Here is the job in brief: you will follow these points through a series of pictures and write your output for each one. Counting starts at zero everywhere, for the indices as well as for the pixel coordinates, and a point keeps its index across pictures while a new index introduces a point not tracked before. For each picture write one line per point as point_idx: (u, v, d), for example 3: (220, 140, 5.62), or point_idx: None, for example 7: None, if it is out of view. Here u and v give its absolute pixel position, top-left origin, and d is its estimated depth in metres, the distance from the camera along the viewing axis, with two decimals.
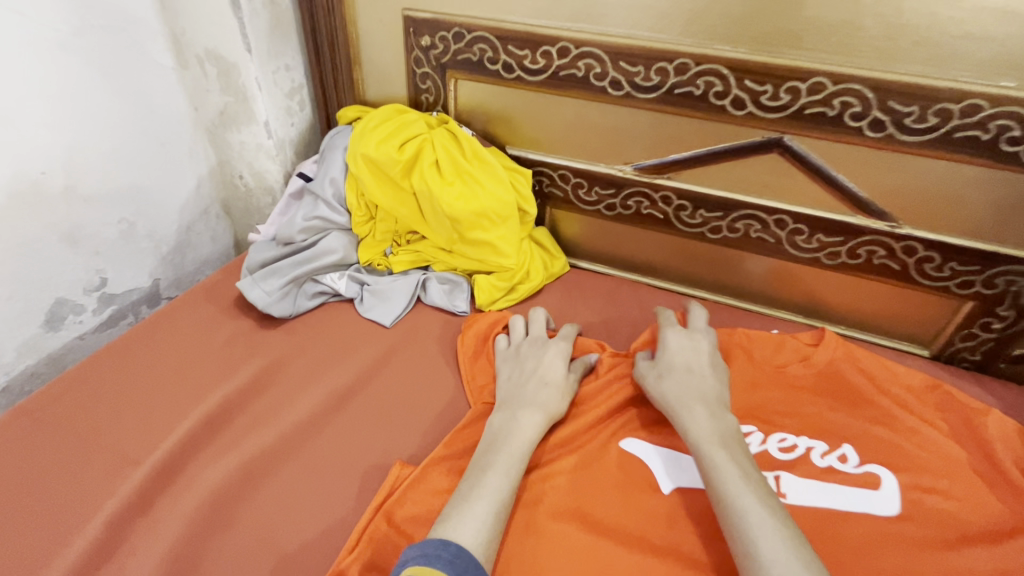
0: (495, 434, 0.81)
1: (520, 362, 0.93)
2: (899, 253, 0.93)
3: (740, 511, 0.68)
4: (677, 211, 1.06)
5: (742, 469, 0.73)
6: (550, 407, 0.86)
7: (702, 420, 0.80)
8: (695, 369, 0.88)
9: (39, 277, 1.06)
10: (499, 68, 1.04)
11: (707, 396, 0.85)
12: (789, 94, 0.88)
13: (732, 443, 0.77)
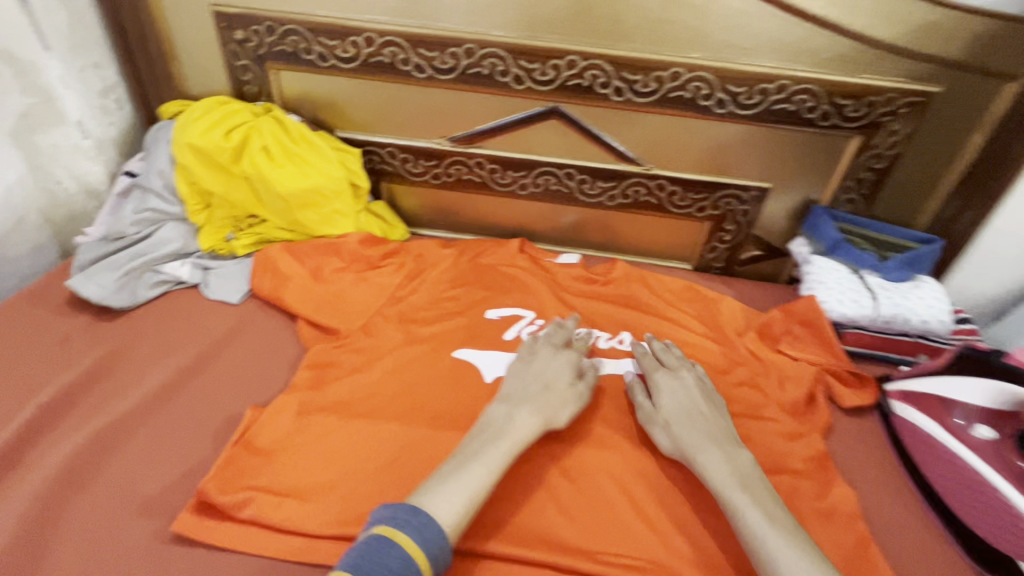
0: (485, 425, 0.63)
1: (535, 362, 0.72)
2: (655, 190, 0.97)
3: (755, 539, 0.54)
4: (491, 174, 0.99)
5: (765, 517, 0.55)
6: (549, 406, 0.66)
7: (717, 461, 0.61)
8: (698, 408, 0.68)
9: None
10: (313, 57, 0.91)
11: (705, 425, 0.66)
12: (553, 71, 0.86)
13: (754, 482, 0.59)
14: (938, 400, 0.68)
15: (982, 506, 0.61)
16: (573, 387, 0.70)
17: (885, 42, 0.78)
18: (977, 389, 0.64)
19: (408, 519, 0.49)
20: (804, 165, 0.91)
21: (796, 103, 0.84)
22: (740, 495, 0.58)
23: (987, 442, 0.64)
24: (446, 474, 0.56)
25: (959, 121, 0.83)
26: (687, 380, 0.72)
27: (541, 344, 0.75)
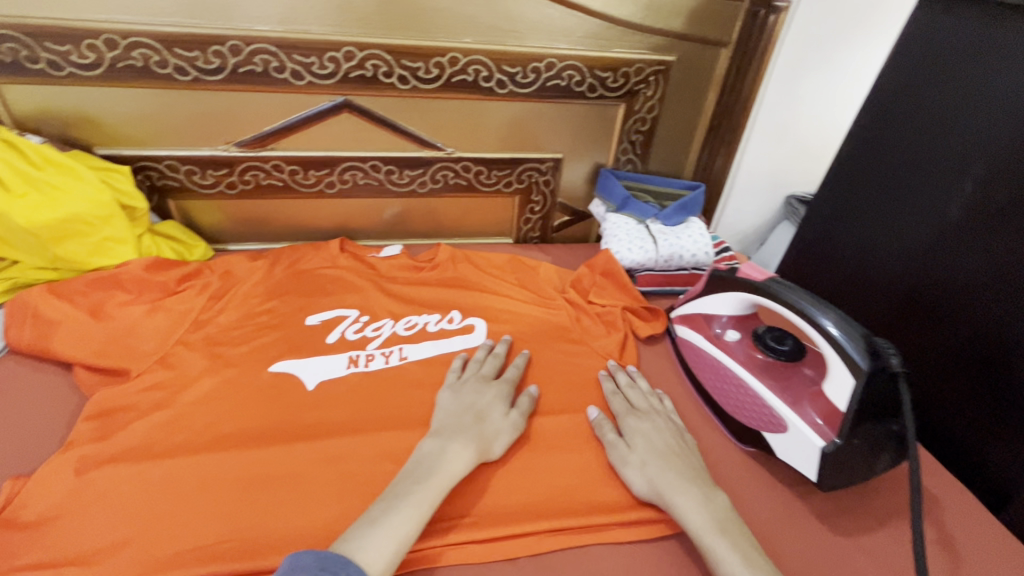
0: (415, 462, 0.59)
1: (462, 390, 0.69)
2: (463, 172, 1.01)
3: None
4: (293, 176, 0.95)
5: (753, 569, 0.51)
6: (484, 437, 0.63)
7: (696, 506, 0.57)
8: (674, 452, 0.64)
9: None
10: (41, 66, 0.78)
11: (682, 465, 0.62)
12: (332, 63, 0.85)
13: (732, 528, 0.55)
14: (700, 316, 0.80)
15: (729, 395, 0.71)
16: (507, 417, 0.67)
17: (625, 20, 0.89)
18: (715, 299, 0.76)
19: (341, 574, 0.44)
20: (586, 134, 1.02)
21: (565, 79, 0.94)
22: (720, 542, 0.54)
23: (732, 342, 0.74)
24: (387, 505, 0.53)
25: (693, 85, 1.00)
26: (658, 420, 0.69)
27: (468, 374, 0.73)
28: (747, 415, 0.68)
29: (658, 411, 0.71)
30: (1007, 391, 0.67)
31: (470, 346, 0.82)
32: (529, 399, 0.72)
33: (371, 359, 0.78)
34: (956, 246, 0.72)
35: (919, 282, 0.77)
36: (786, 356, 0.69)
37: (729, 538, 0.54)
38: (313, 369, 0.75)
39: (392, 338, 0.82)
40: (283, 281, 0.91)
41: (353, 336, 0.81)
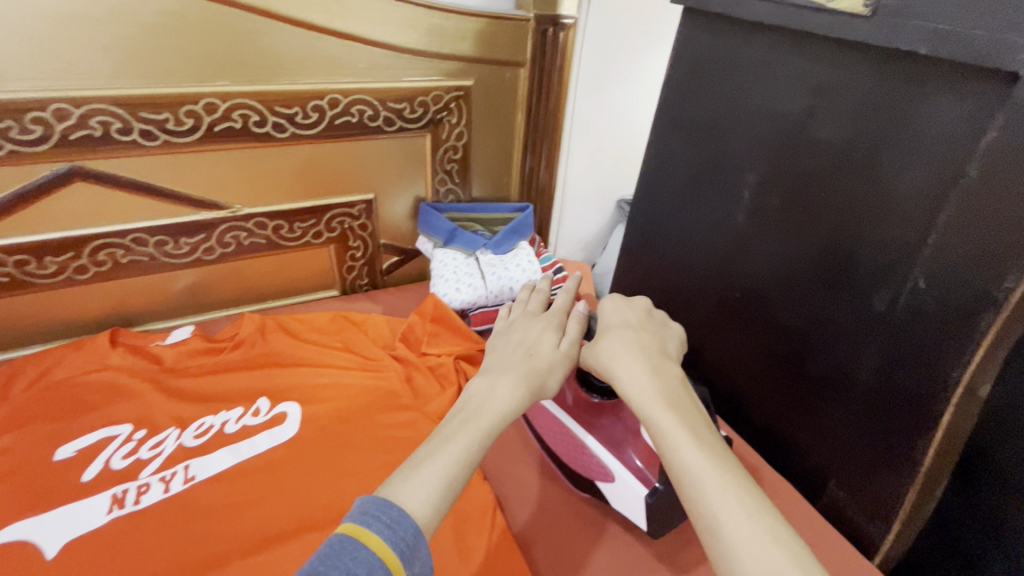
0: (466, 404, 0.52)
1: (511, 331, 0.61)
2: (258, 229, 0.88)
3: (697, 479, 0.45)
4: (22, 267, 0.75)
5: (695, 438, 0.47)
6: (536, 373, 0.55)
7: (641, 373, 0.53)
8: (635, 329, 0.59)
9: None
10: None
11: (637, 338, 0.58)
12: (40, 126, 0.68)
13: (681, 401, 0.51)
14: None
15: (564, 445, 0.67)
16: (558, 350, 0.58)
17: (407, 47, 0.82)
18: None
19: (377, 517, 0.40)
20: (396, 170, 0.94)
21: (356, 114, 0.84)
22: (667, 416, 0.49)
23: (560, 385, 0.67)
24: (430, 448, 0.47)
25: (499, 106, 0.96)
26: (642, 307, 0.63)
27: (517, 312, 0.65)
28: (583, 464, 0.65)
29: (645, 305, 0.64)
30: (793, 388, 0.71)
31: (278, 441, 0.70)
32: (581, 322, 0.62)
33: (144, 492, 0.63)
34: (741, 252, 0.75)
35: (718, 286, 0.80)
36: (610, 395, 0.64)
37: (676, 412, 0.50)
38: (58, 526, 0.59)
39: (177, 453, 0.68)
40: (24, 404, 0.72)
41: (121, 463, 0.66)
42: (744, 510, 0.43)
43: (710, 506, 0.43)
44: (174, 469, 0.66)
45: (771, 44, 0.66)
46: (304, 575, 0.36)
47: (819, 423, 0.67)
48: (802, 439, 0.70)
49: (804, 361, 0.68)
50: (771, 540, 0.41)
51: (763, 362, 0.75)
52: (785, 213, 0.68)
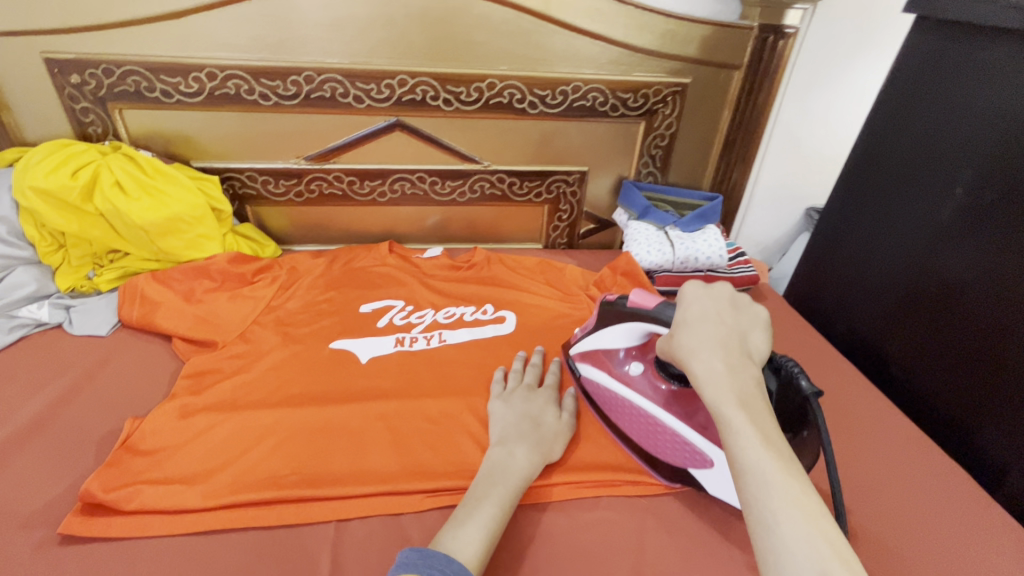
0: (489, 468, 0.63)
1: (515, 401, 0.73)
2: (498, 183, 1.13)
3: (757, 480, 0.44)
4: (350, 186, 1.10)
5: (762, 439, 0.46)
6: (544, 441, 0.68)
7: (718, 370, 0.50)
8: (711, 319, 0.55)
9: None
10: (156, 94, 0.96)
11: (722, 335, 0.54)
12: (388, 89, 0.99)
13: (754, 400, 0.49)
14: (599, 352, 0.75)
15: (650, 435, 0.69)
16: (560, 420, 0.72)
17: (643, 47, 1.00)
18: (607, 335, 0.71)
19: (441, 567, 0.48)
20: (610, 149, 1.12)
21: (591, 100, 1.05)
22: (739, 415, 0.47)
23: (636, 377, 0.70)
24: (468, 511, 0.57)
25: (709, 103, 1.09)
26: (715, 291, 0.58)
27: (515, 385, 0.77)
28: (672, 451, 0.67)
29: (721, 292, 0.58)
30: (982, 377, 0.74)
31: (500, 333, 0.92)
32: (574, 399, 0.76)
33: (414, 341, 0.89)
34: (938, 248, 0.79)
35: (911, 283, 0.84)
36: (687, 380, 0.66)
37: (749, 414, 0.47)
38: (365, 347, 0.87)
39: (433, 324, 0.94)
40: (340, 275, 1.04)
41: (400, 322, 0.94)
42: (800, 513, 0.41)
43: (766, 502, 0.42)
44: (432, 333, 0.92)
45: (1008, 48, 0.70)
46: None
47: (1013, 410, 0.70)
48: (991, 427, 0.74)
49: (1005, 352, 0.71)
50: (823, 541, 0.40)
51: (954, 356, 0.78)
52: (999, 209, 0.71)
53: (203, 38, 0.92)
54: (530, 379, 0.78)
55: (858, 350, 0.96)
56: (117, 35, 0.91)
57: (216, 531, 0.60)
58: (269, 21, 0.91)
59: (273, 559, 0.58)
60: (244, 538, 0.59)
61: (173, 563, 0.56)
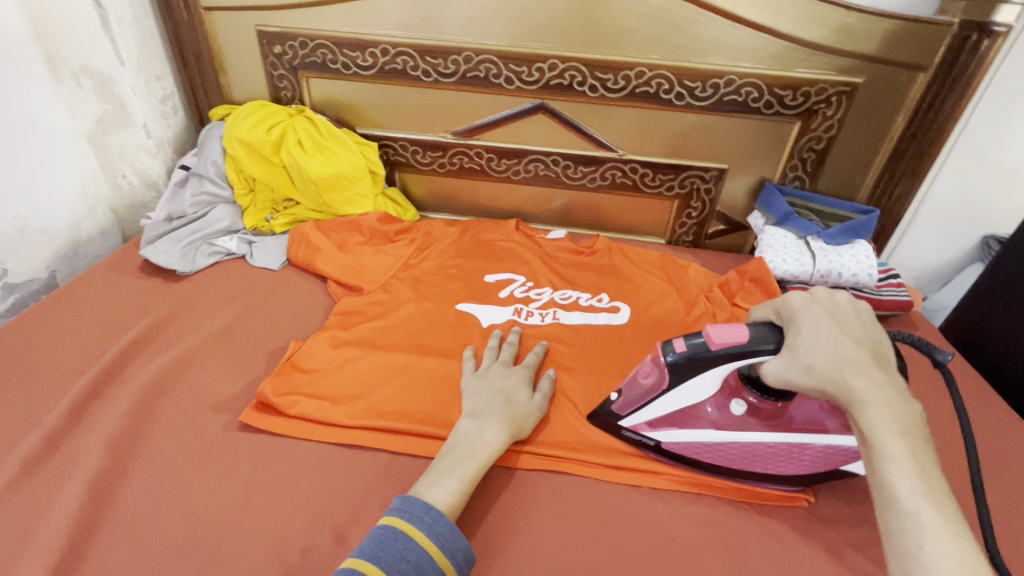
0: (456, 439, 0.65)
1: (489, 378, 0.74)
2: (630, 173, 1.12)
3: (913, 510, 0.44)
4: (488, 162, 1.16)
5: (920, 473, 0.46)
6: (514, 417, 0.69)
7: (880, 399, 0.49)
8: (848, 336, 0.54)
9: None
10: (338, 66, 1.09)
11: (873, 359, 0.53)
12: (538, 73, 1.03)
13: (912, 431, 0.48)
14: (682, 411, 0.68)
15: (777, 462, 0.66)
16: (532, 400, 0.73)
17: (812, 41, 0.94)
18: (693, 387, 0.65)
19: (421, 516, 0.55)
20: (755, 149, 1.07)
21: (743, 95, 1.00)
22: (898, 445, 0.47)
23: (741, 416, 0.67)
24: (437, 474, 0.60)
25: (881, 106, 0.99)
26: (830, 300, 0.57)
27: (489, 364, 0.78)
28: (799, 461, 0.66)
29: (830, 294, 0.58)
30: None
31: (615, 321, 0.94)
32: (550, 381, 0.78)
33: (531, 315, 0.94)
34: None
35: None
36: (777, 395, 0.65)
37: (910, 447, 0.47)
38: (487, 314, 0.93)
39: (551, 302, 0.98)
40: (470, 243, 1.12)
41: (520, 295, 0.99)
42: (956, 555, 0.42)
43: (917, 537, 0.43)
44: (549, 310, 0.96)
45: None
46: (364, 560, 0.51)
47: None
48: None
49: None
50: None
51: None
52: None
53: (384, 16, 1.02)
54: (505, 357, 0.80)
55: (1003, 384, 0.89)
56: (315, 12, 1.04)
57: (354, 447, 0.69)
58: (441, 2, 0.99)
59: (399, 481, 0.66)
60: (376, 458, 0.68)
61: (320, 464, 0.67)
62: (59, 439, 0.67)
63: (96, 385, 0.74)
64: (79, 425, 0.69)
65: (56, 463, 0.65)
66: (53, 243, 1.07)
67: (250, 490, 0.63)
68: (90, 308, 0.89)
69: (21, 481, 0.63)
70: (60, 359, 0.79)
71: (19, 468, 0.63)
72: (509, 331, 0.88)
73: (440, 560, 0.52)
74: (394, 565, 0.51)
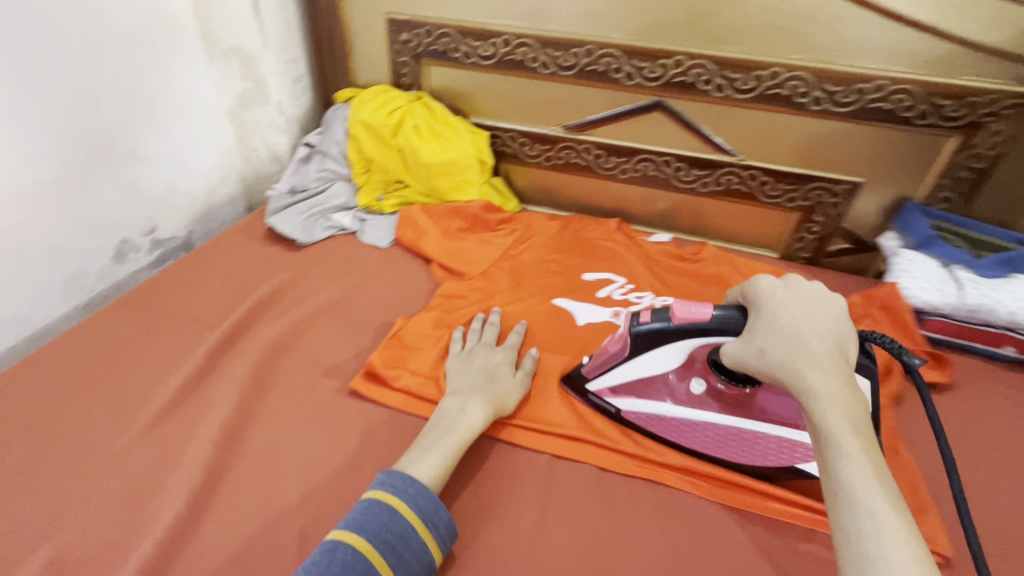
0: (440, 418, 0.67)
1: (471, 358, 0.76)
2: (747, 180, 1.06)
3: (867, 508, 0.44)
4: (596, 158, 1.14)
5: (872, 468, 0.46)
6: (497, 394, 0.71)
7: (835, 392, 0.50)
8: (807, 327, 0.55)
9: (102, 217, 1.00)
10: (459, 55, 1.11)
11: (832, 354, 0.54)
12: (661, 69, 0.99)
13: (863, 427, 0.49)
14: (643, 382, 0.72)
15: (730, 446, 0.69)
16: (515, 378, 0.75)
17: (987, 46, 0.83)
18: (654, 357, 0.69)
19: (406, 487, 0.58)
20: (898, 163, 0.96)
21: (892, 102, 0.91)
22: (853, 440, 0.47)
23: (700, 395, 0.71)
24: (423, 445, 0.63)
25: None
26: (797, 292, 0.59)
27: (474, 343, 0.79)
28: (755, 450, 0.69)
29: (798, 285, 0.60)
30: None
31: None
32: (533, 359, 0.79)
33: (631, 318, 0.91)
34: None
35: None
36: (741, 380, 0.67)
37: (862, 443, 0.47)
38: (586, 312, 0.92)
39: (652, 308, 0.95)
40: (570, 239, 1.10)
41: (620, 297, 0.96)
42: (906, 554, 0.41)
43: (873, 536, 0.42)
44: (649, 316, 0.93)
45: None
46: (350, 531, 0.53)
47: None
48: None
49: None
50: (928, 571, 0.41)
51: None
52: None
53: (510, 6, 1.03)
54: (489, 337, 0.81)
55: None
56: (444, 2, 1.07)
57: None
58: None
59: None
60: None
61: None
62: (196, 384, 0.74)
63: (227, 338, 0.81)
64: (212, 373, 0.76)
65: (193, 405, 0.71)
66: (193, 205, 1.19)
67: (358, 455, 0.67)
68: (224, 267, 0.97)
69: (165, 417, 0.70)
70: (198, 312, 0.87)
71: (165, 405, 0.71)
72: (489, 311, 0.88)
73: (418, 533, 0.55)
74: (376, 535, 0.53)
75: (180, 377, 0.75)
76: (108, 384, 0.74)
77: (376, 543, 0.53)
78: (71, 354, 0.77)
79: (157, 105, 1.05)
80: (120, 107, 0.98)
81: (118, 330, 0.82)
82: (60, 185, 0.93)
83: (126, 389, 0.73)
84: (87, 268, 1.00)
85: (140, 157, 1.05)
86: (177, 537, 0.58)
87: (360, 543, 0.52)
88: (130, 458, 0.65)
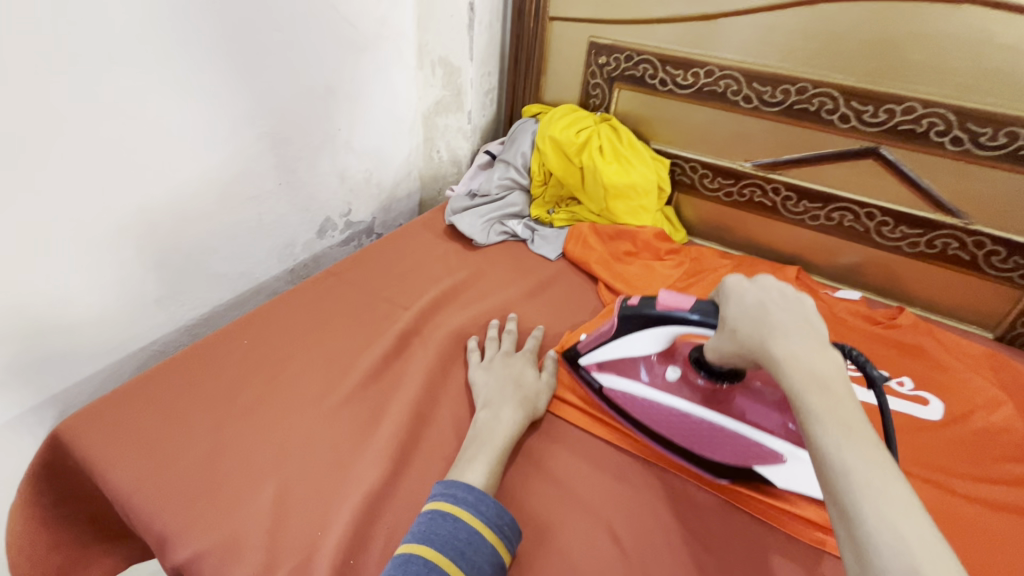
0: (476, 430, 0.69)
1: (494, 369, 0.79)
2: (971, 246, 0.93)
3: (848, 472, 0.42)
4: (784, 201, 1.08)
5: (847, 430, 0.45)
6: (528, 400, 0.74)
7: (793, 361, 0.50)
8: (774, 307, 0.56)
9: (316, 195, 1.14)
10: (655, 82, 1.12)
11: (795, 326, 0.54)
12: (886, 115, 0.91)
13: (834, 390, 0.48)
14: (625, 361, 0.77)
15: (700, 436, 0.71)
16: (541, 380, 0.78)
17: None
18: (640, 339, 0.74)
19: (464, 496, 0.59)
20: None
21: None
22: (819, 404, 0.47)
23: (674, 382, 0.75)
24: (469, 456, 0.65)
25: None
26: (761, 282, 0.60)
27: (494, 354, 0.82)
28: (732, 452, 0.69)
29: (767, 278, 0.60)
30: None
31: (924, 418, 0.81)
32: (554, 361, 0.82)
33: None
34: None
35: None
36: (722, 377, 0.70)
37: (832, 406, 0.46)
38: None
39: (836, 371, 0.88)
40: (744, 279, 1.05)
41: None
42: (895, 515, 0.40)
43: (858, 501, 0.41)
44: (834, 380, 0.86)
45: None
46: (418, 543, 0.55)
47: None
48: None
49: None
50: (913, 534, 0.39)
51: None
52: None
53: (722, 38, 1.01)
54: (506, 346, 0.84)
55: None
56: (651, 29, 1.09)
57: None
58: (777, 26, 0.95)
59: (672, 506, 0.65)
60: None
61: None
62: (389, 360, 0.82)
63: (415, 323, 0.88)
64: (401, 353, 0.83)
65: (385, 380, 0.79)
66: (380, 195, 1.32)
67: None
68: (410, 256, 1.06)
69: (364, 385, 0.77)
70: (388, 293, 0.96)
71: (364, 373, 0.78)
72: (506, 319, 0.91)
73: (487, 538, 0.56)
74: (447, 544, 0.54)
75: (375, 351, 0.82)
76: (320, 345, 0.83)
77: (444, 551, 0.54)
78: (288, 313, 0.87)
79: (372, 103, 1.18)
80: (348, 101, 1.12)
81: (325, 298, 0.92)
82: (295, 163, 1.07)
83: (334, 353, 0.82)
84: (297, 239, 1.14)
85: (352, 148, 1.18)
86: (379, 498, 0.63)
87: (429, 553, 0.54)
88: (338, 416, 0.73)
